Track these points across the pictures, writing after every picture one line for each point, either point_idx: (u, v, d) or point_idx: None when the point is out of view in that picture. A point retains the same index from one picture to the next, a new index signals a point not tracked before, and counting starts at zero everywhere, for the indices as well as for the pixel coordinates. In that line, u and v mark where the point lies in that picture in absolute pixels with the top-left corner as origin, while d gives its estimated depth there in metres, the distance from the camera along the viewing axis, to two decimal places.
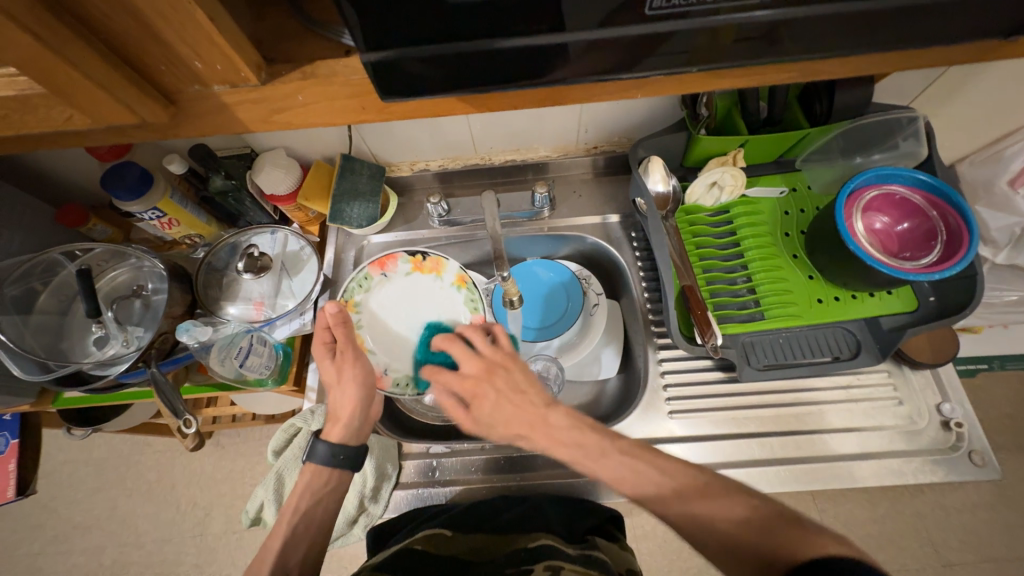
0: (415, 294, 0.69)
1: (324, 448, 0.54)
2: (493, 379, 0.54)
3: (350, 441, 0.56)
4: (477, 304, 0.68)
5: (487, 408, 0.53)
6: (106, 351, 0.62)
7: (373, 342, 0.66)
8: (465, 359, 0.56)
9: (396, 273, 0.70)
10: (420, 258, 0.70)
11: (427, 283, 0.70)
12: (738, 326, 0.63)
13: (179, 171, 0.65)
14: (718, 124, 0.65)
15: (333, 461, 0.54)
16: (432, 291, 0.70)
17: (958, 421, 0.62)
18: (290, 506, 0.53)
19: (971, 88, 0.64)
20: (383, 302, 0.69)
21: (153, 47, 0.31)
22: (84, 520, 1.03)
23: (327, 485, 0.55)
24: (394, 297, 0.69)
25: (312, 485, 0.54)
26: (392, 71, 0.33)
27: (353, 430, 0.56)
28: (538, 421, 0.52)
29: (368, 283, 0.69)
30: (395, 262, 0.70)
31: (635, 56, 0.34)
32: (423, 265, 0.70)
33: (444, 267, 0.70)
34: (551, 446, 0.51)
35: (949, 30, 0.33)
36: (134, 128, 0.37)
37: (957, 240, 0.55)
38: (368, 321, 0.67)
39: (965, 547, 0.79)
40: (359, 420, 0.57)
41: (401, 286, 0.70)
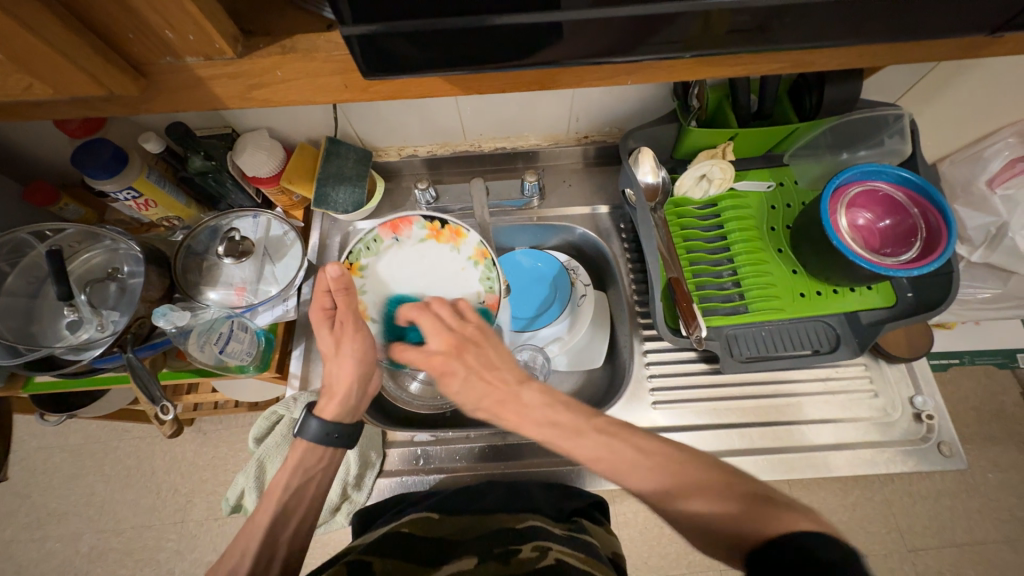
0: (429, 263, 0.67)
1: (317, 424, 0.54)
2: (463, 355, 0.55)
3: (345, 419, 0.56)
4: (491, 284, 0.66)
5: (456, 385, 0.54)
6: (79, 335, 0.60)
7: (376, 310, 0.64)
8: (435, 333, 0.56)
9: (408, 238, 0.67)
10: (437, 225, 0.67)
11: (442, 254, 0.67)
12: (721, 319, 0.63)
13: (155, 150, 0.62)
14: (708, 117, 0.66)
15: (326, 439, 0.54)
16: (448, 263, 0.67)
17: (929, 413, 0.64)
18: (281, 483, 0.52)
19: (954, 87, 0.65)
20: (392, 267, 0.66)
21: (119, 14, 0.30)
22: (60, 507, 1.01)
23: (321, 461, 0.55)
24: (407, 265, 0.67)
25: (306, 461, 0.54)
26: (376, 49, 0.32)
27: (347, 408, 0.56)
28: (510, 398, 0.53)
29: (376, 247, 0.66)
30: (410, 226, 0.67)
31: (626, 39, 0.33)
32: (440, 233, 0.67)
33: (462, 238, 0.67)
34: (529, 423, 0.51)
35: (940, 22, 0.33)
36: (101, 101, 0.35)
37: (936, 238, 0.56)
38: (372, 288, 0.65)
39: (929, 532, 0.82)
40: (353, 398, 0.56)
41: (413, 253, 0.67)
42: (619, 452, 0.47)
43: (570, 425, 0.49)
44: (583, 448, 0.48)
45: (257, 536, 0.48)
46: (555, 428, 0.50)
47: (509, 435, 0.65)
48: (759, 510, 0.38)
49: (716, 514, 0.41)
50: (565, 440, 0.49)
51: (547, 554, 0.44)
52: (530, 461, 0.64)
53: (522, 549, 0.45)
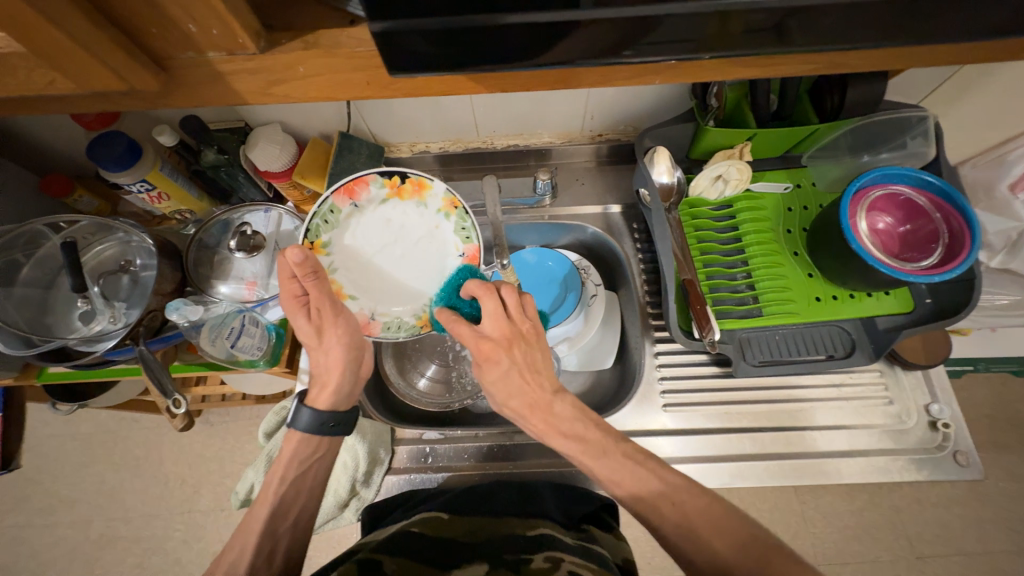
0: (396, 225, 0.64)
1: (310, 414, 0.53)
2: (512, 350, 0.53)
3: (340, 407, 0.56)
4: (467, 234, 0.64)
5: (496, 375, 0.53)
6: (92, 327, 0.60)
7: (353, 286, 0.63)
8: (493, 319, 0.53)
9: (369, 200, 0.63)
10: (397, 181, 0.63)
11: (410, 211, 0.65)
12: (734, 322, 0.63)
13: (169, 143, 0.62)
14: (726, 116, 0.64)
15: (322, 429, 0.54)
16: (418, 221, 0.65)
17: (945, 422, 0.63)
18: (277, 476, 0.51)
19: (980, 89, 0.64)
20: (358, 236, 0.63)
21: (143, 8, 0.29)
22: (71, 494, 1.03)
23: (316, 451, 0.54)
24: (374, 231, 0.64)
25: (300, 453, 0.53)
26: (399, 47, 0.31)
27: (341, 396, 0.56)
28: (541, 403, 0.53)
29: (335, 218, 0.62)
30: (367, 188, 0.62)
31: (650, 39, 0.32)
32: (402, 189, 0.64)
33: (427, 190, 0.64)
34: (556, 434, 0.51)
35: (979, 24, 0.32)
36: (121, 95, 0.35)
37: (958, 244, 0.55)
38: (341, 262, 0.62)
39: (938, 539, 0.81)
40: (345, 386, 0.56)
41: (378, 217, 0.64)
42: None
43: (591, 441, 0.50)
44: (603, 467, 0.49)
45: (256, 530, 0.48)
46: (573, 443, 0.51)
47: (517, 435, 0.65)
48: None
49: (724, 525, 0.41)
50: (591, 452, 0.49)
51: (560, 566, 0.44)
52: (538, 461, 0.64)
53: (534, 561, 0.45)
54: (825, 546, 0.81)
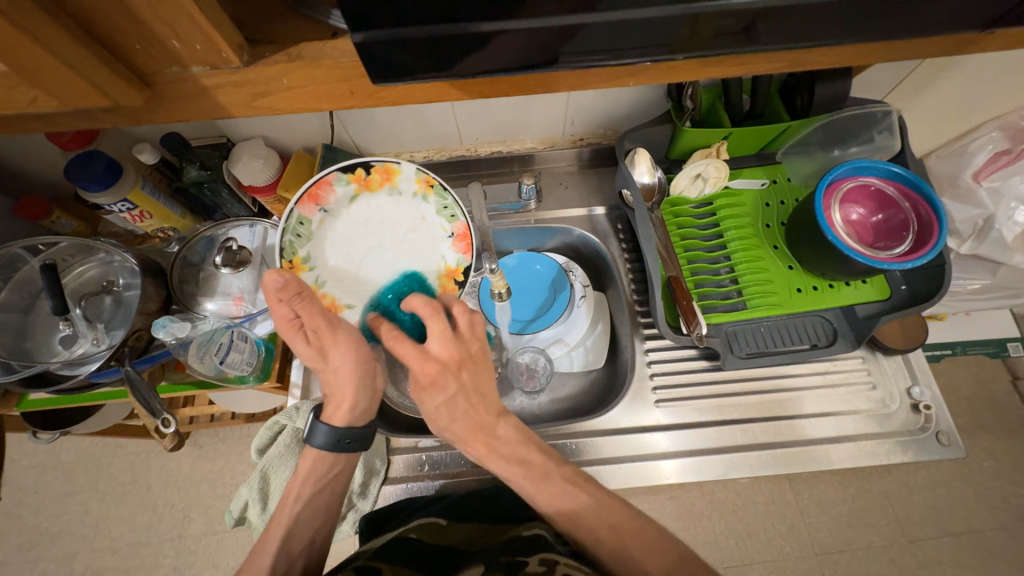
0: (373, 221, 0.63)
1: (326, 431, 0.54)
2: (460, 373, 0.52)
3: (356, 423, 0.56)
4: (450, 212, 0.63)
5: (440, 399, 0.52)
6: (74, 350, 0.59)
7: (346, 294, 0.62)
8: (440, 341, 0.50)
9: (337, 202, 0.61)
10: (361, 175, 0.61)
11: (386, 203, 0.63)
12: (721, 316, 0.64)
13: (150, 160, 0.62)
14: (702, 117, 0.67)
15: (338, 446, 0.54)
16: (395, 211, 0.63)
17: (926, 404, 0.65)
18: (291, 493, 0.54)
19: (939, 83, 0.67)
20: (339, 242, 0.62)
21: (127, 26, 0.30)
22: (53, 526, 0.99)
23: (333, 468, 0.55)
24: (352, 233, 0.63)
25: (317, 468, 0.54)
26: (383, 57, 0.32)
27: (357, 411, 0.56)
28: (483, 427, 0.53)
29: (306, 228, 0.60)
30: (332, 190, 0.60)
31: (623, 43, 0.34)
32: (368, 182, 0.61)
33: (395, 175, 0.62)
34: (498, 459, 0.52)
35: (932, 20, 0.34)
36: (104, 112, 0.35)
37: (927, 231, 0.57)
38: (327, 275, 0.61)
39: (928, 521, 0.82)
40: (359, 401, 0.56)
41: (353, 219, 0.62)
42: None
43: (533, 466, 0.52)
44: (542, 491, 0.51)
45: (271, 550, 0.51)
46: (512, 466, 0.52)
47: None
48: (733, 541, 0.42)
49: None
50: (541, 474, 0.52)
51: (555, 570, 0.44)
52: None
53: (528, 565, 0.46)
54: (820, 534, 0.82)
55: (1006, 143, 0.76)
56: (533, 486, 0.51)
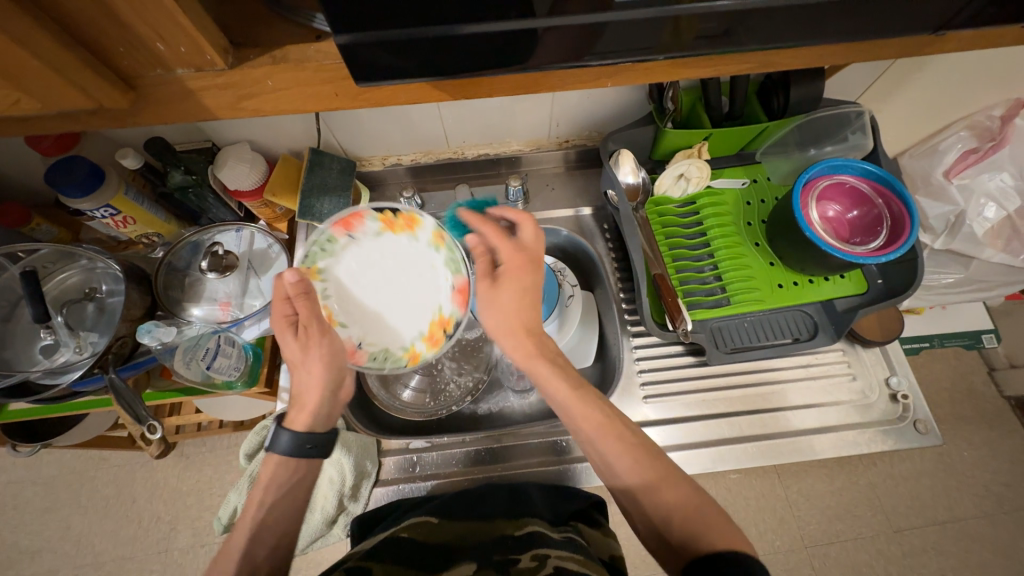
0: (388, 258, 0.60)
1: (289, 438, 0.53)
2: (533, 273, 0.53)
3: (318, 428, 0.54)
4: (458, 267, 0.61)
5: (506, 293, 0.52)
6: (56, 359, 0.58)
7: (344, 314, 0.58)
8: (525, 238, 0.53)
9: (363, 233, 0.59)
10: (390, 216, 0.60)
11: (405, 246, 0.61)
12: (706, 312, 0.66)
13: (133, 165, 0.61)
14: (683, 118, 0.68)
15: (300, 450, 0.53)
16: (410, 254, 0.60)
17: (904, 393, 0.67)
18: (254, 499, 0.51)
19: (909, 84, 0.70)
20: (355, 269, 0.59)
21: (110, 29, 0.30)
22: (34, 543, 0.97)
23: (294, 474, 0.53)
24: (366, 263, 0.59)
25: (278, 476, 0.52)
26: (367, 58, 0.33)
27: (319, 418, 0.55)
28: (534, 330, 0.53)
29: (332, 248, 0.58)
30: (363, 221, 0.59)
31: (603, 44, 0.35)
32: (395, 224, 0.60)
33: (419, 224, 0.61)
34: (540, 359, 0.51)
35: (895, 21, 0.35)
36: (88, 114, 0.35)
37: (899, 226, 0.59)
38: (335, 291, 0.58)
39: (912, 511, 0.84)
40: (324, 408, 0.55)
41: (370, 250, 0.60)
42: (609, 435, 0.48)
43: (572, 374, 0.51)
44: (581, 400, 0.49)
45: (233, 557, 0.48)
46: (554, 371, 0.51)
47: (503, 438, 0.66)
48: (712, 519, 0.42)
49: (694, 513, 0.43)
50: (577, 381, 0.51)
51: (546, 564, 0.43)
52: (523, 462, 0.65)
53: (521, 561, 0.45)
54: (810, 527, 0.84)
55: (975, 142, 0.79)
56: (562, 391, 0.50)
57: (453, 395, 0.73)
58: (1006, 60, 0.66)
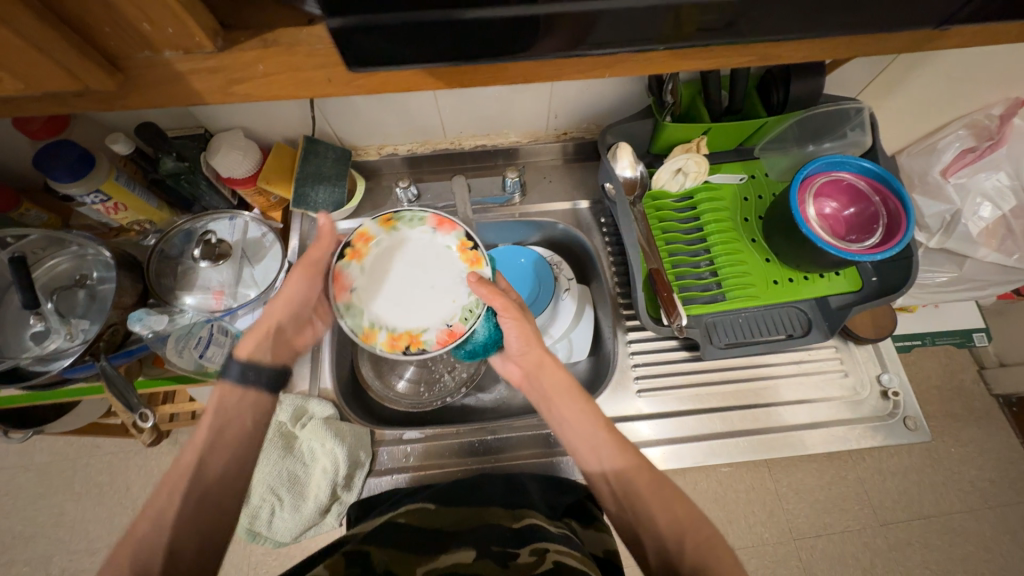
0: (433, 265, 0.59)
1: (237, 365, 0.51)
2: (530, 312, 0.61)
3: (259, 357, 0.53)
4: (466, 317, 0.56)
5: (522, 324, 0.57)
6: (46, 345, 0.57)
7: (375, 261, 0.58)
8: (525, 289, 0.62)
9: (440, 236, 0.60)
10: (468, 244, 0.59)
11: (454, 272, 0.59)
12: (701, 308, 0.66)
13: (124, 151, 0.60)
14: (682, 112, 0.68)
15: (244, 378, 0.51)
16: (450, 279, 0.58)
17: (895, 390, 0.67)
18: (204, 426, 0.48)
19: (910, 81, 0.69)
20: (415, 248, 0.59)
21: (96, 9, 0.29)
22: (26, 529, 0.97)
23: (242, 402, 0.51)
24: (422, 255, 0.59)
25: (226, 403, 0.50)
26: (361, 43, 0.32)
27: (267, 348, 0.54)
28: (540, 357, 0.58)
29: (416, 223, 0.60)
30: (450, 229, 0.60)
31: (603, 34, 0.34)
32: (464, 251, 0.59)
33: (480, 267, 0.58)
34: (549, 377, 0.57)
35: (895, 16, 0.35)
36: (76, 96, 0.34)
37: (896, 224, 0.59)
38: (388, 246, 0.59)
39: (899, 505, 0.86)
40: (279, 346, 0.55)
41: (432, 252, 0.59)
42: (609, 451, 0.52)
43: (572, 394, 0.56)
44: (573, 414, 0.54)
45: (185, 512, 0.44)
46: (558, 386, 0.56)
47: (497, 430, 0.66)
48: (702, 527, 0.46)
49: (686, 522, 0.46)
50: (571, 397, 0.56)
51: (545, 557, 0.44)
52: (515, 454, 0.65)
53: (519, 554, 0.45)
54: (798, 520, 0.85)
55: (972, 141, 0.79)
56: (559, 403, 0.56)
57: (447, 387, 0.73)
58: (1008, 59, 0.66)
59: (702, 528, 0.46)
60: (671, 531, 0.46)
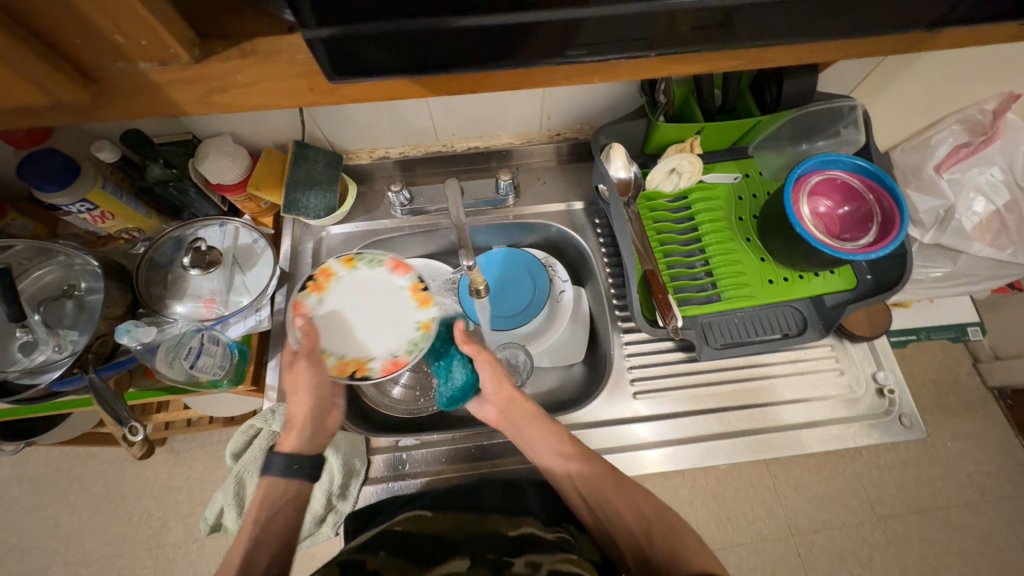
0: (388, 302, 0.57)
1: (280, 459, 0.54)
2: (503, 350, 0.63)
3: (304, 451, 0.56)
4: (412, 353, 0.54)
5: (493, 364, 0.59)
6: (35, 358, 0.56)
7: (330, 291, 0.57)
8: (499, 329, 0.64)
9: (399, 276, 0.58)
10: (423, 283, 0.59)
11: (407, 308, 0.57)
12: (696, 308, 0.65)
13: (110, 159, 0.59)
14: (675, 112, 0.67)
15: (288, 470, 0.53)
16: (400, 317, 0.56)
17: (890, 388, 0.67)
18: (248, 519, 0.51)
19: (903, 77, 0.69)
20: (369, 283, 0.58)
21: (65, 20, 0.28)
22: (22, 541, 0.96)
23: (286, 494, 0.54)
24: (378, 290, 0.58)
25: (270, 495, 0.53)
26: (343, 51, 0.31)
27: (309, 443, 0.56)
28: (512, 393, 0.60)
29: (375, 262, 0.59)
30: (408, 270, 0.59)
31: (592, 38, 0.34)
32: (419, 292, 0.58)
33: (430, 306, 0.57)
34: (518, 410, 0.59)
35: (881, 20, 0.35)
36: (49, 110, 0.33)
37: (889, 222, 0.59)
38: (347, 280, 0.58)
39: (896, 500, 0.86)
40: (316, 433, 0.57)
41: (388, 289, 0.58)
42: (581, 465, 0.55)
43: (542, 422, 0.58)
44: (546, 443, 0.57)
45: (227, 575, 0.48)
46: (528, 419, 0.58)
47: (494, 435, 0.66)
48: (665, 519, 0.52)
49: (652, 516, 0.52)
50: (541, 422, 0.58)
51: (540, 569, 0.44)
52: (506, 461, 0.64)
53: (514, 565, 0.45)
54: (797, 516, 0.85)
55: (966, 136, 0.80)
56: (531, 432, 0.58)
57: None
58: (1000, 54, 0.65)
59: (669, 517, 0.52)
60: (639, 524, 0.52)
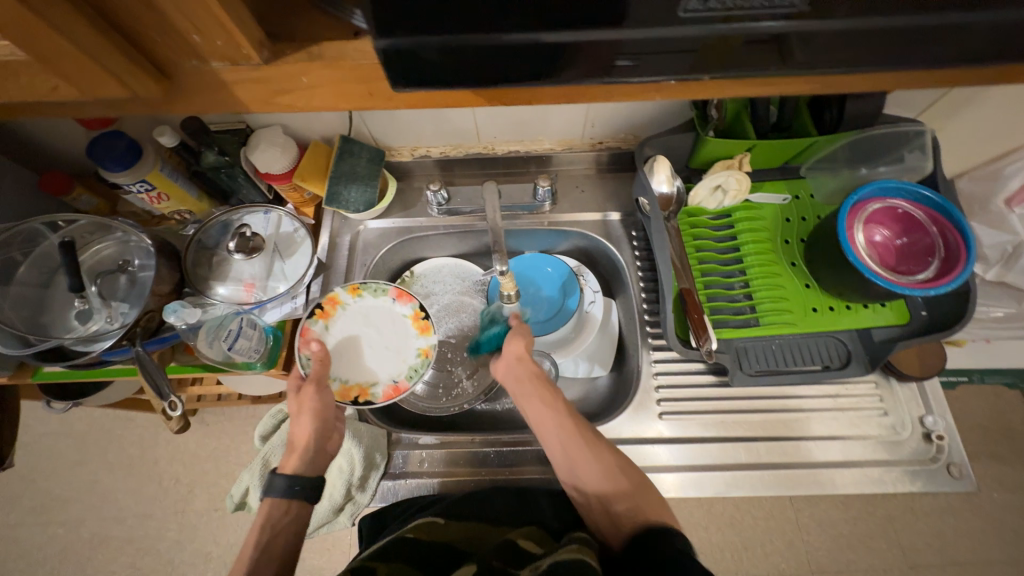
0: (390, 330, 0.68)
1: (283, 480, 0.52)
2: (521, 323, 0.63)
3: (307, 473, 0.54)
4: (410, 376, 0.66)
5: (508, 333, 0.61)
6: (89, 326, 0.60)
7: (339, 320, 0.67)
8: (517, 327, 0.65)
9: (401, 306, 0.69)
10: (422, 313, 0.69)
11: (406, 338, 0.68)
12: (731, 331, 0.63)
13: (170, 143, 0.62)
14: (727, 127, 0.65)
15: (290, 492, 0.51)
16: (401, 342, 0.68)
17: (939, 434, 0.63)
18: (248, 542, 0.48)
19: (980, 103, 0.65)
20: (372, 312, 0.69)
21: (149, 18, 0.30)
22: (63, 492, 1.02)
23: (287, 515, 0.51)
24: (381, 318, 0.68)
25: (272, 516, 0.51)
26: (406, 61, 0.32)
27: (310, 459, 0.55)
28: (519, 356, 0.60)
29: (378, 292, 0.69)
30: (408, 300, 0.69)
31: (654, 57, 0.33)
32: (417, 321, 0.68)
33: (429, 333, 0.68)
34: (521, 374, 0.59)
35: (973, 49, 0.32)
36: (124, 101, 0.35)
37: (953, 258, 0.55)
38: (354, 309, 0.68)
39: (931, 549, 0.81)
40: (317, 453, 0.56)
41: (390, 317, 0.69)
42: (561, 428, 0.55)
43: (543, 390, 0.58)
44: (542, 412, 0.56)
45: None
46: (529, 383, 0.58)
47: (512, 441, 0.65)
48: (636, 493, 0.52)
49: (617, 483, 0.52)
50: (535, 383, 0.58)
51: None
52: (522, 468, 0.64)
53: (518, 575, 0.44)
54: (819, 553, 0.81)
55: None
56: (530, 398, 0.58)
57: (464, 394, 0.73)
58: None
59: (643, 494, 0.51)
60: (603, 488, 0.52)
